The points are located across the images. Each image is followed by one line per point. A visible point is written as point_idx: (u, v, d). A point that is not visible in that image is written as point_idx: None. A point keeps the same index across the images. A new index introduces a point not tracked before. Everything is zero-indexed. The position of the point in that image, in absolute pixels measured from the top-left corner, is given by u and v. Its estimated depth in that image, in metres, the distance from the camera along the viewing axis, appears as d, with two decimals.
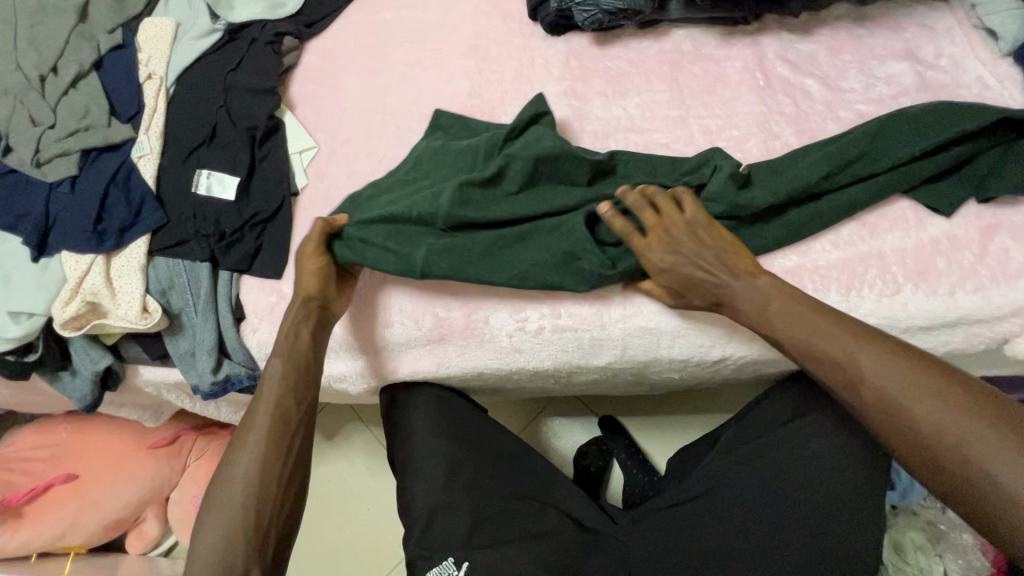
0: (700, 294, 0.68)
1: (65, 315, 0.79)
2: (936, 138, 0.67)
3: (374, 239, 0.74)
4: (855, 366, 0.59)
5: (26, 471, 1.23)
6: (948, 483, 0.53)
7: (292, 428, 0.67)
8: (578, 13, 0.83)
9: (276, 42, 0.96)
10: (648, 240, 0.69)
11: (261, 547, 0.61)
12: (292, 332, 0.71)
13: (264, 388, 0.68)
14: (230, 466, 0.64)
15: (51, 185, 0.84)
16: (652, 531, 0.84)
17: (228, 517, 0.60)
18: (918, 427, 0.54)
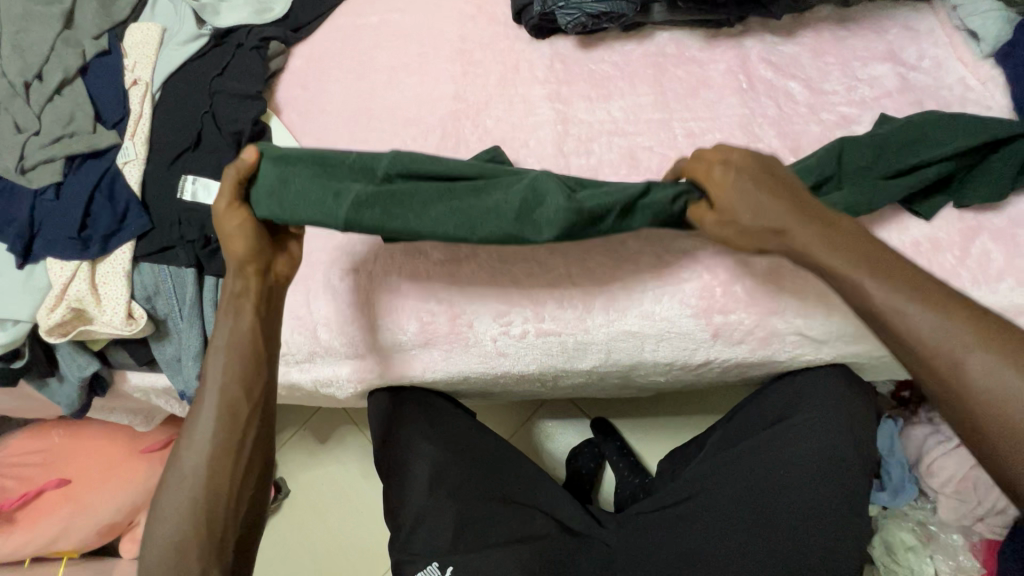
0: (773, 220, 0.56)
1: (51, 322, 0.80)
2: (901, 159, 0.66)
3: (297, 176, 0.66)
4: (920, 333, 0.51)
5: (20, 476, 1.24)
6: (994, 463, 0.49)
7: (241, 425, 0.64)
8: (562, 16, 0.83)
9: (262, 47, 0.96)
10: (714, 172, 0.60)
11: (219, 538, 0.63)
12: (229, 319, 0.66)
13: (206, 383, 0.65)
14: (181, 464, 0.64)
15: (36, 192, 0.84)
16: (637, 534, 0.84)
17: (181, 519, 0.62)
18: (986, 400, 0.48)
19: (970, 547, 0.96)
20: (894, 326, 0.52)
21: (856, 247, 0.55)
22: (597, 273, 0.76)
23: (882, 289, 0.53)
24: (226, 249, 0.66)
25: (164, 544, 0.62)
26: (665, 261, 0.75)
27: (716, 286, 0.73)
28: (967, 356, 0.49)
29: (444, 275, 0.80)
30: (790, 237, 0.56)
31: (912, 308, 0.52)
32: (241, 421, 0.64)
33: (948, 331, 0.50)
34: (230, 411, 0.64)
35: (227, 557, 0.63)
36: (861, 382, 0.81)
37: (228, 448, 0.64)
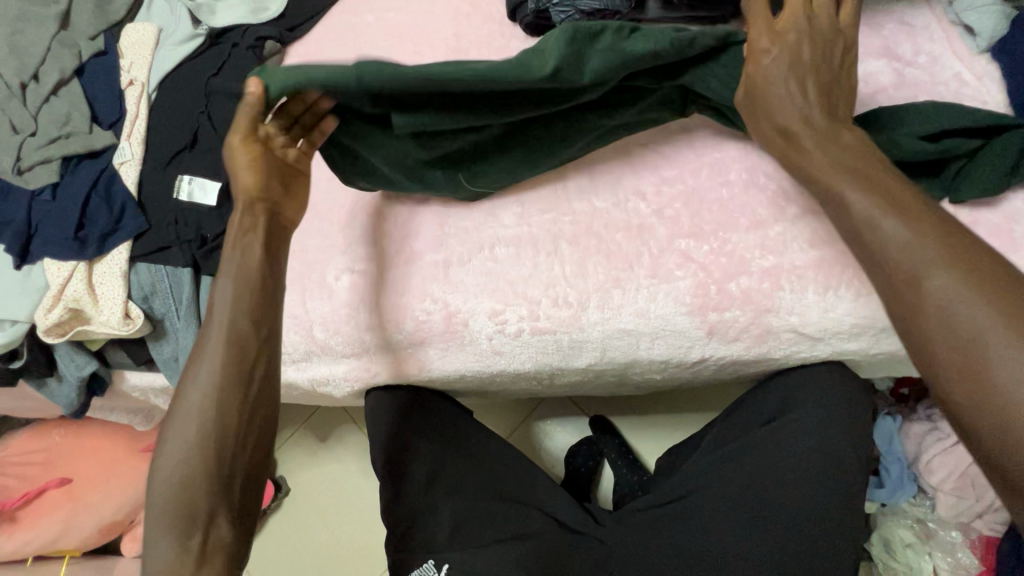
0: (779, 105, 0.64)
1: (48, 322, 0.80)
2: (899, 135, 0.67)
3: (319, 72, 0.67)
4: (902, 249, 0.51)
5: (24, 474, 1.25)
6: (975, 396, 0.45)
7: (249, 360, 0.61)
8: (556, 14, 0.82)
9: (257, 47, 0.96)
10: (765, 51, 0.64)
11: (223, 485, 0.58)
12: (241, 247, 0.65)
13: (212, 317, 0.62)
14: (188, 399, 0.60)
15: (33, 192, 0.85)
16: (632, 530, 0.84)
17: (188, 454, 0.57)
18: (959, 334, 0.46)
19: (968, 544, 0.96)
20: (873, 244, 0.53)
21: (855, 166, 0.58)
22: (592, 271, 0.76)
23: (870, 209, 0.54)
24: (236, 180, 0.66)
25: (171, 482, 0.57)
26: (660, 259, 0.75)
27: (711, 284, 0.73)
28: (929, 277, 0.49)
29: (438, 275, 0.80)
30: (800, 130, 0.62)
31: (887, 220, 0.53)
32: (247, 357, 0.61)
33: (909, 247, 0.51)
34: (241, 342, 0.61)
35: (236, 500, 0.58)
36: (857, 377, 0.81)
37: (238, 384, 0.60)
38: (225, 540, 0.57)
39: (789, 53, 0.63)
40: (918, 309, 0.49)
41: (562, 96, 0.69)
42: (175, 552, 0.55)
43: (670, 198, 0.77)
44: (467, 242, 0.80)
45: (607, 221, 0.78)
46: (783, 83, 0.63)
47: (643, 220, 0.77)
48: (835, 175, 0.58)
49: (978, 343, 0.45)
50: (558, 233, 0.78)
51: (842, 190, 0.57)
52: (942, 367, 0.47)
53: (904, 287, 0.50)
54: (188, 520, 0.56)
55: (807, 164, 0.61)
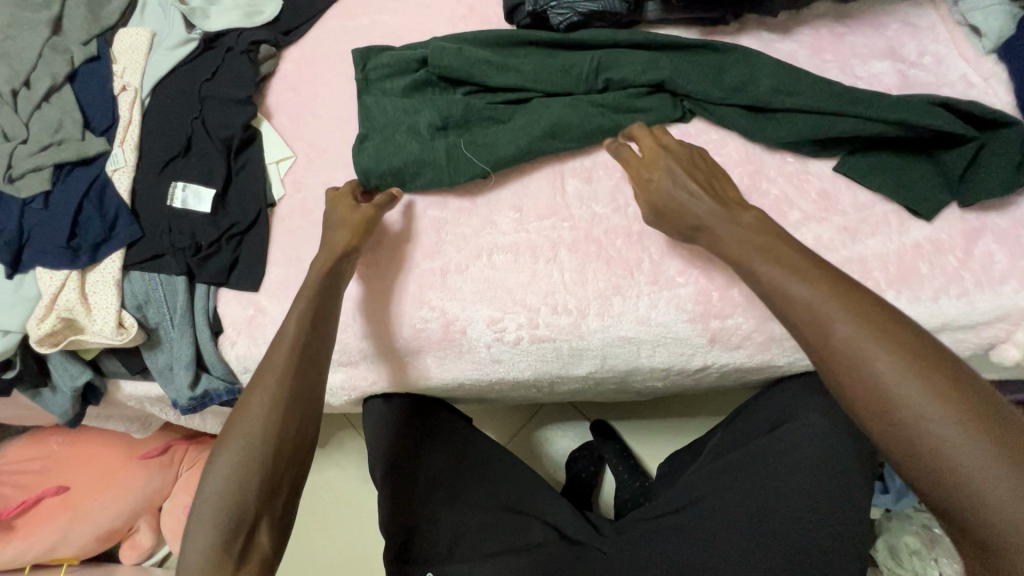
0: (682, 213, 0.66)
1: (41, 332, 0.79)
2: (907, 119, 0.66)
3: (392, 67, 0.84)
4: (809, 309, 0.54)
5: (19, 483, 1.24)
6: (887, 430, 0.48)
7: (313, 379, 0.65)
8: (554, 16, 0.81)
9: (252, 51, 0.94)
10: (655, 168, 0.68)
11: (274, 491, 0.59)
12: (325, 280, 0.70)
13: (285, 331, 0.66)
14: (250, 408, 0.62)
15: (25, 201, 0.83)
16: (635, 542, 0.81)
17: (248, 457, 0.59)
18: (868, 382, 0.49)
19: None
20: (785, 308, 0.56)
21: (759, 243, 0.60)
22: (591, 278, 0.75)
23: (774, 275, 0.57)
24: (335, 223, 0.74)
25: (225, 483, 0.58)
26: (660, 266, 0.74)
27: (712, 291, 0.72)
28: (832, 325, 0.52)
29: (436, 283, 0.78)
30: (710, 228, 0.64)
31: (791, 281, 0.55)
32: (317, 371, 0.66)
33: (811, 306, 0.54)
34: (312, 361, 0.66)
35: (280, 507, 0.60)
36: None
37: (303, 394, 0.63)
38: (263, 547, 0.58)
39: (667, 171, 0.67)
40: (835, 360, 0.52)
41: (545, 67, 0.79)
42: (216, 550, 0.56)
43: None
44: (464, 248, 0.79)
45: (606, 226, 0.77)
46: (680, 190, 0.66)
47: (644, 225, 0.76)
48: (747, 254, 0.60)
49: (885, 387, 0.49)
50: (557, 240, 0.77)
51: (755, 266, 0.59)
52: (858, 411, 0.50)
53: (812, 334, 0.53)
54: (235, 523, 0.57)
55: (726, 247, 0.62)
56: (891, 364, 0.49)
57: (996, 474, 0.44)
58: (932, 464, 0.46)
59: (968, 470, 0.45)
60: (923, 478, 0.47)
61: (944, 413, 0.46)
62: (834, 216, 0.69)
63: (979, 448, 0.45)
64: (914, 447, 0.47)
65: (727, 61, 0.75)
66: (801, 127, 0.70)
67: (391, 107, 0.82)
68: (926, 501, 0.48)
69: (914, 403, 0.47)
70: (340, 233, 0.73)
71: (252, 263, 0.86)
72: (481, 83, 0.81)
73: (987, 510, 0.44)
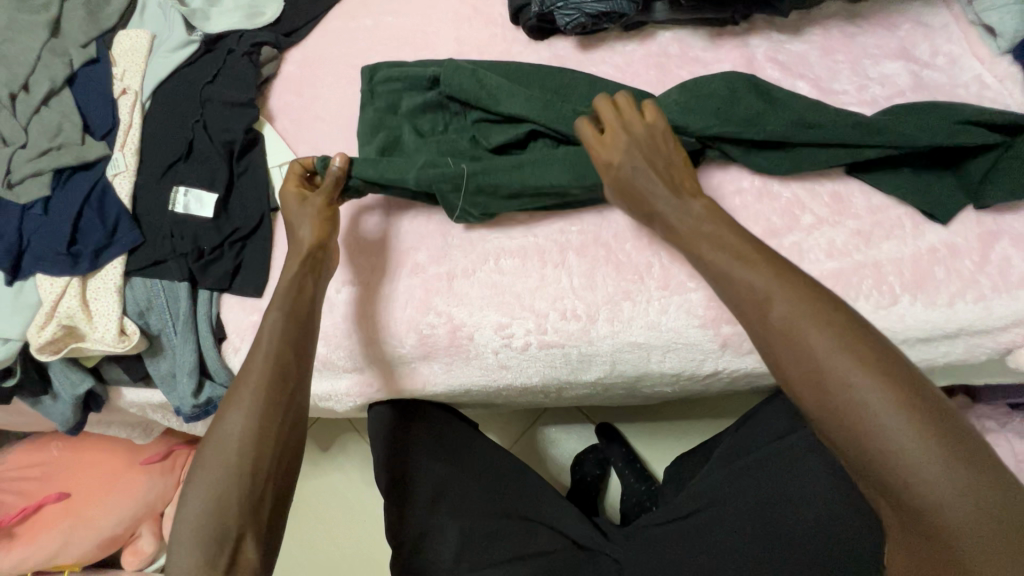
0: (638, 204, 0.66)
1: (41, 340, 0.77)
2: (933, 141, 0.64)
3: (405, 82, 0.83)
4: (751, 292, 0.56)
5: (20, 490, 1.22)
6: (827, 405, 0.49)
7: (289, 392, 0.63)
8: (560, 17, 0.80)
9: (254, 53, 0.94)
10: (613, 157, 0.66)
11: (255, 507, 0.58)
12: (293, 284, 0.69)
13: (259, 344, 0.65)
14: (225, 426, 0.60)
15: (25, 207, 0.82)
16: (645, 548, 0.80)
17: (225, 474, 0.57)
18: (804, 360, 0.51)
19: None
20: (729, 291, 0.57)
21: (708, 230, 0.61)
22: (601, 283, 0.74)
23: (719, 260, 0.58)
24: (303, 232, 0.72)
25: (205, 499, 0.57)
26: (671, 269, 0.73)
27: None
28: (773, 306, 0.54)
29: (443, 288, 0.77)
30: (659, 216, 0.64)
31: (733, 266, 0.57)
32: (291, 383, 0.63)
33: (752, 289, 0.55)
34: (289, 373, 0.64)
35: (263, 522, 0.58)
36: None
37: (277, 406, 0.61)
38: (249, 562, 0.56)
39: (629, 160, 0.65)
40: (774, 339, 0.53)
41: (555, 103, 0.76)
42: (200, 568, 0.55)
43: None
44: (470, 252, 0.78)
45: (615, 230, 0.76)
46: (639, 177, 0.65)
47: None
48: (693, 240, 0.61)
49: (823, 365, 0.50)
50: (566, 244, 0.76)
51: (699, 253, 0.61)
52: (798, 390, 0.52)
53: (754, 315, 0.55)
54: (217, 540, 0.55)
55: (675, 236, 0.63)
56: (829, 343, 0.50)
57: (920, 440, 0.46)
58: (864, 436, 0.47)
59: (898, 443, 0.46)
60: (857, 451, 0.48)
61: (877, 388, 0.48)
62: (848, 219, 0.68)
63: (903, 420, 0.46)
64: (847, 421, 0.48)
65: (741, 89, 0.70)
66: (825, 155, 0.67)
67: (398, 132, 0.82)
68: (858, 472, 0.49)
69: (850, 381, 0.49)
70: (308, 231, 0.72)
71: (256, 267, 0.85)
72: (488, 109, 0.79)
73: (911, 475, 0.46)
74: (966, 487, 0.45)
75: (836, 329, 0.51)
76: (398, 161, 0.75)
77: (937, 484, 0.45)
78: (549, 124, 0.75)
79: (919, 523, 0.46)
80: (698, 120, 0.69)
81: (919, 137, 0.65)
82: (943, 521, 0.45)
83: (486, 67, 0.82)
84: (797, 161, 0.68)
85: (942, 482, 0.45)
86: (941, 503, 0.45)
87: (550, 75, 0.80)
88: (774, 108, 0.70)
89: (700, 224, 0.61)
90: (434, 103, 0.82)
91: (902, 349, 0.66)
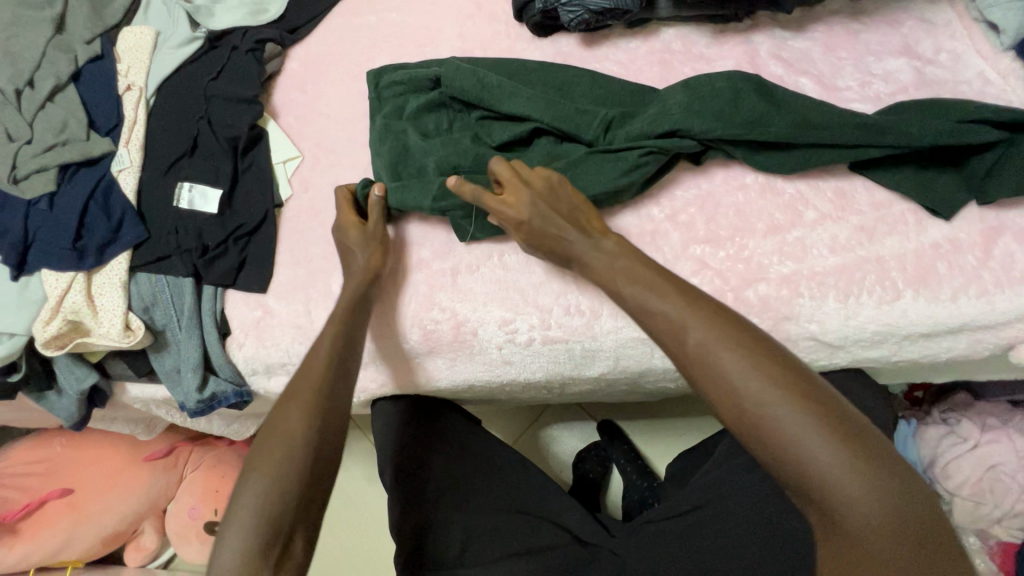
0: (555, 252, 0.68)
1: (47, 335, 0.78)
2: (937, 138, 0.64)
3: (409, 85, 0.85)
4: (667, 320, 0.57)
5: (22, 486, 1.21)
6: (746, 427, 0.50)
7: (344, 394, 0.66)
8: (564, 14, 0.80)
9: (258, 49, 0.93)
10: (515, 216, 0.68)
11: (308, 501, 0.59)
12: (357, 296, 0.72)
13: (322, 342, 0.68)
14: (288, 419, 0.61)
15: (30, 202, 0.82)
16: (647, 542, 0.80)
17: (288, 465, 0.58)
18: (722, 384, 0.52)
19: (987, 550, 0.96)
20: (646, 320, 0.59)
21: (623, 265, 0.63)
22: None
23: (637, 294, 0.60)
24: (365, 256, 0.75)
25: (267, 488, 0.57)
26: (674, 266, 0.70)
27: (727, 292, 0.68)
28: (687, 333, 0.55)
29: (447, 284, 0.78)
30: (578, 258, 0.67)
31: (648, 296, 0.59)
32: (348, 385, 0.67)
33: (671, 317, 0.56)
34: (348, 376, 0.68)
35: (312, 517, 0.60)
36: (881, 389, 0.74)
37: (334, 405, 0.64)
38: (297, 560, 0.57)
39: (532, 211, 0.67)
40: (692, 364, 0.54)
41: (558, 102, 0.76)
42: (252, 558, 0.54)
43: (684, 203, 0.72)
44: (474, 248, 0.79)
45: None
46: (548, 229, 0.67)
47: (656, 226, 0.72)
48: (613, 277, 0.63)
49: (739, 387, 0.51)
50: None
51: (619, 286, 0.62)
52: (719, 413, 0.52)
53: (672, 342, 0.56)
54: (271, 535, 0.55)
55: (596, 276, 0.65)
56: (742, 366, 0.51)
57: (833, 453, 0.47)
58: (782, 453, 0.48)
59: (814, 458, 0.47)
60: (779, 469, 0.49)
61: (791, 405, 0.49)
62: (851, 215, 0.68)
63: (818, 433, 0.47)
64: (766, 439, 0.49)
65: (744, 88, 0.70)
66: (827, 151, 0.68)
67: (401, 132, 0.82)
68: (784, 487, 0.50)
69: (764, 401, 0.49)
70: (360, 256, 0.75)
71: (260, 263, 0.85)
72: (491, 108, 0.79)
73: (829, 487, 0.46)
74: (878, 492, 0.46)
75: (747, 351, 0.52)
76: (418, 186, 0.77)
77: (854, 493, 0.46)
78: (552, 123, 0.75)
79: (840, 533, 0.47)
80: (702, 122, 0.69)
81: (921, 133, 0.64)
82: (858, 528, 0.46)
83: (487, 66, 0.82)
84: (801, 157, 0.68)
85: (857, 491, 0.46)
86: (855, 511, 0.46)
87: (552, 73, 0.80)
88: (777, 105, 0.70)
89: (617, 259, 0.64)
90: (437, 101, 0.82)
91: (904, 344, 0.67)
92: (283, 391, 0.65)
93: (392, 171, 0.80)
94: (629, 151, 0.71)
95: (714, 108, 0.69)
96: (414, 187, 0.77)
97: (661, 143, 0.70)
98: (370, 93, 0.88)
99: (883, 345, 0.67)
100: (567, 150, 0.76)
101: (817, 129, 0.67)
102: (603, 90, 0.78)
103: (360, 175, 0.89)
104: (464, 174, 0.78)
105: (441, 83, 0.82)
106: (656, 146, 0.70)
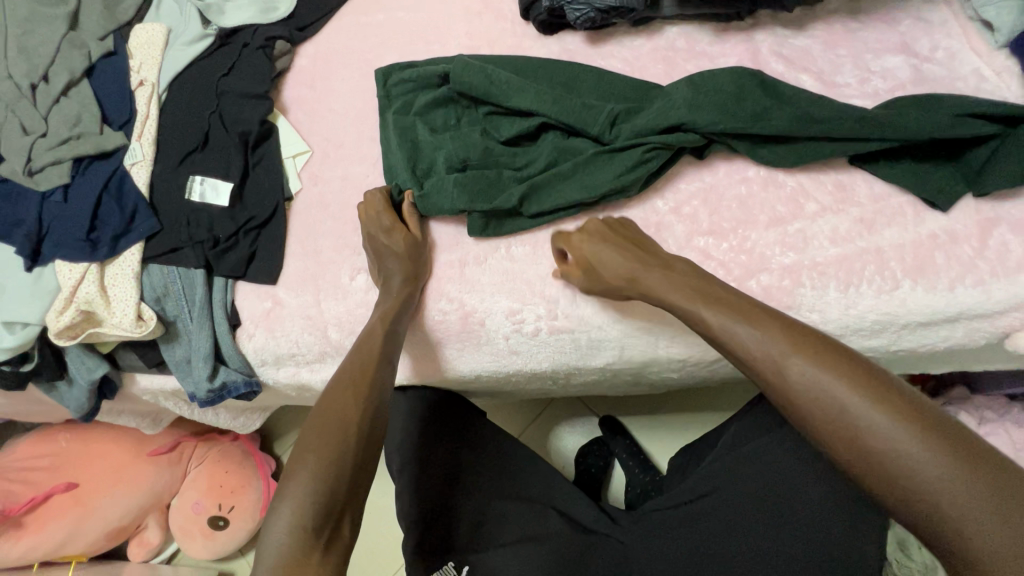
0: (615, 274, 0.68)
1: (60, 325, 0.79)
2: (932, 132, 0.66)
3: (416, 82, 0.86)
4: (762, 350, 0.55)
5: (27, 480, 1.20)
6: (862, 461, 0.49)
7: (383, 389, 0.69)
8: (570, 12, 0.82)
9: (268, 46, 0.95)
10: (581, 243, 0.71)
11: (355, 487, 0.62)
12: (404, 298, 0.75)
13: (373, 334, 0.72)
14: (342, 409, 0.65)
15: (44, 194, 0.84)
16: (652, 531, 0.81)
17: (339, 449, 0.61)
18: (834, 419, 0.50)
19: None
20: (734, 351, 0.57)
21: (701, 292, 0.62)
22: None
23: (723, 319, 0.58)
24: (417, 263, 0.77)
25: (322, 469, 0.60)
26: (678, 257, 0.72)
27: (731, 282, 0.70)
28: (786, 364, 0.53)
29: (455, 275, 0.79)
30: (642, 284, 0.66)
31: (734, 324, 0.58)
32: (388, 380, 0.70)
33: (766, 348, 0.55)
34: (393, 367, 0.72)
35: (360, 501, 0.62)
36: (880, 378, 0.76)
37: (380, 400, 0.68)
38: (345, 541, 0.59)
39: (593, 241, 0.70)
40: (796, 398, 0.52)
41: (565, 97, 0.78)
42: (304, 535, 0.57)
43: (688, 196, 0.74)
44: (483, 241, 0.80)
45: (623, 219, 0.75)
46: (607, 253, 0.69)
47: (661, 218, 0.74)
48: (692, 300, 0.62)
49: (853, 421, 0.49)
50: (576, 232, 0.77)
51: (701, 315, 0.60)
52: (836, 450, 0.50)
53: (768, 372, 0.54)
54: (324, 512, 0.58)
55: (665, 298, 0.64)
56: (851, 395, 0.50)
57: (963, 484, 0.45)
58: (907, 492, 0.47)
59: (945, 493, 0.45)
60: (908, 509, 0.47)
61: (913, 438, 0.47)
62: (850, 207, 0.70)
63: (947, 470, 0.46)
64: (887, 474, 0.47)
65: (747, 84, 0.72)
66: (825, 146, 0.70)
67: (410, 128, 0.84)
68: (913, 527, 0.48)
69: (878, 429, 0.48)
70: (397, 262, 0.76)
71: (270, 255, 0.87)
72: (499, 103, 0.80)
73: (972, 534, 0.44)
74: None
75: (850, 378, 0.51)
76: (434, 184, 0.79)
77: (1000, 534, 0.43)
78: (560, 119, 0.77)
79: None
80: (705, 116, 0.71)
81: (917, 127, 0.66)
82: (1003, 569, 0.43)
83: (495, 62, 0.83)
84: (800, 152, 0.70)
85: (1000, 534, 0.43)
86: (1001, 552, 0.43)
87: (557, 68, 0.82)
88: (777, 100, 0.71)
89: (690, 282, 0.63)
90: (444, 97, 0.84)
91: (903, 332, 0.68)
92: (335, 383, 0.68)
93: (405, 166, 0.82)
94: (633, 150, 0.73)
95: (716, 102, 0.71)
96: (432, 185, 0.79)
97: (666, 137, 0.72)
98: (378, 89, 0.90)
99: (882, 334, 0.69)
100: (573, 145, 0.78)
101: (815, 125, 0.69)
102: (606, 85, 0.80)
103: (368, 169, 0.90)
104: (473, 167, 0.80)
105: (449, 80, 0.84)
106: (661, 141, 0.72)
